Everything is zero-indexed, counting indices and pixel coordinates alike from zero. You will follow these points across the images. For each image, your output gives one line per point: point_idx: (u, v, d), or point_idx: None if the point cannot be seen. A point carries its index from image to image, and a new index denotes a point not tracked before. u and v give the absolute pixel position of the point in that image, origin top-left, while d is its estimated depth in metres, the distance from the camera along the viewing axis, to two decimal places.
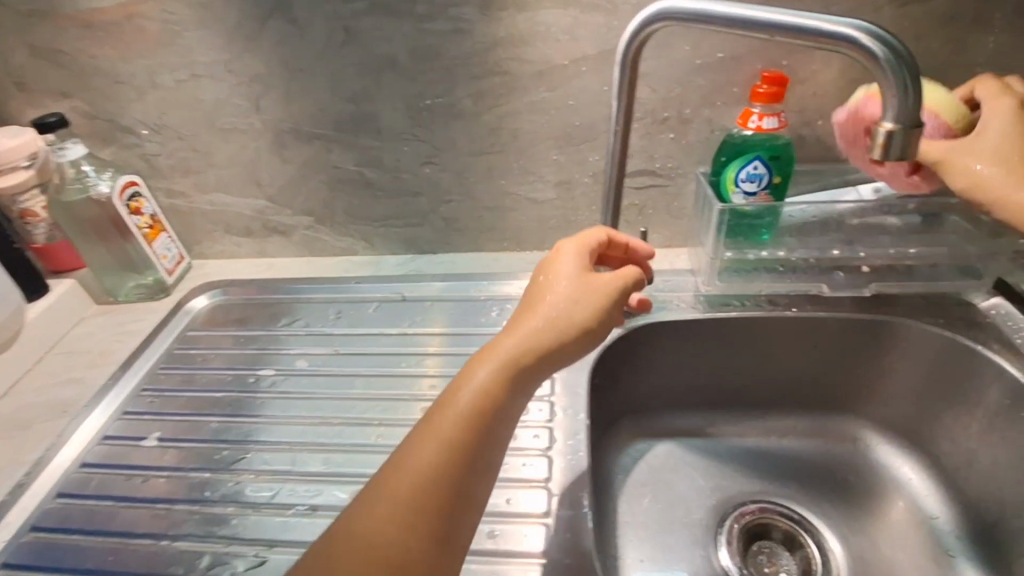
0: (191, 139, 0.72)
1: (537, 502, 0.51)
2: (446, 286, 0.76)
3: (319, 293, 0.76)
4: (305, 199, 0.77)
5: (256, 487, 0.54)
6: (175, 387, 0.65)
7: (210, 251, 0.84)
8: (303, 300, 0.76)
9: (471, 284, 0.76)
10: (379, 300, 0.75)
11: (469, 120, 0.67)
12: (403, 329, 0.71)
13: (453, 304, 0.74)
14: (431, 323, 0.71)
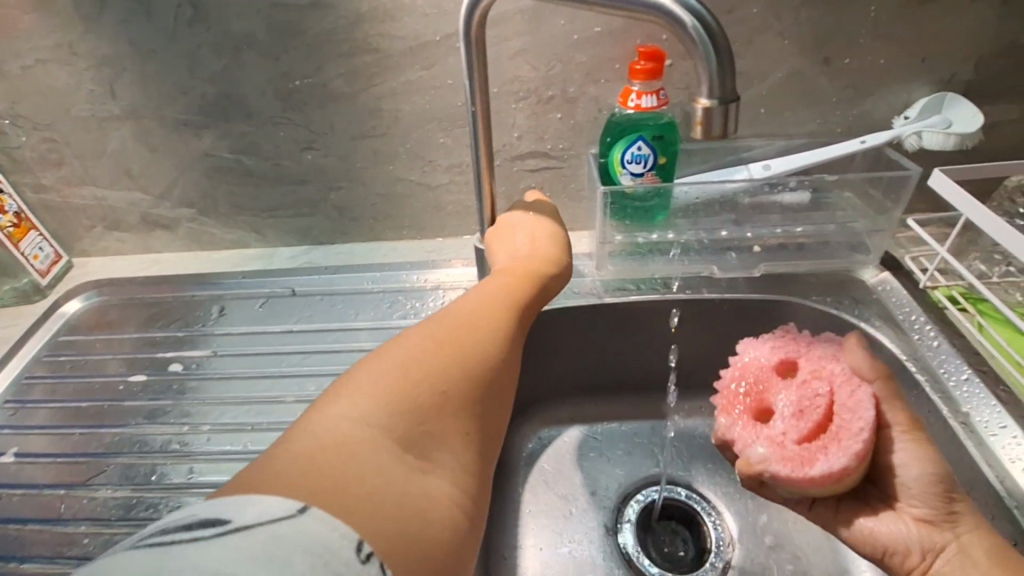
0: (48, 129, 0.67)
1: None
2: (341, 278, 0.72)
3: (205, 291, 0.72)
4: (184, 191, 0.72)
5: (113, 502, 0.51)
6: (41, 397, 0.61)
7: (92, 248, 0.78)
8: (187, 299, 0.72)
9: (367, 275, 0.73)
10: (267, 295, 0.71)
11: (345, 102, 0.63)
12: (289, 326, 0.67)
13: (346, 298, 0.71)
14: (323, 319, 0.68)
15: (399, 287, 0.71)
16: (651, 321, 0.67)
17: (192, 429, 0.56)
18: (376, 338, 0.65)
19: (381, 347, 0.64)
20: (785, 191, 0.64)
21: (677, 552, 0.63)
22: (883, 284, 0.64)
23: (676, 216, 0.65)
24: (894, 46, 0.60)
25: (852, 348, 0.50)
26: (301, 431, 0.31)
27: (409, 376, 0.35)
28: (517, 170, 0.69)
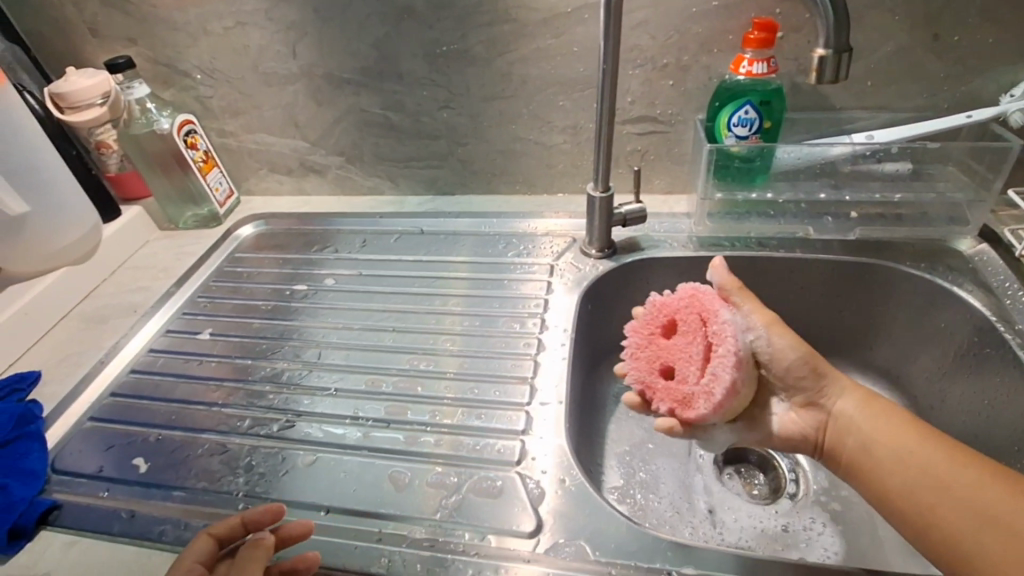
0: (238, 83, 0.82)
1: (517, 392, 0.58)
2: (462, 223, 0.83)
3: (348, 227, 0.85)
4: (337, 140, 0.85)
5: (287, 373, 0.63)
6: (223, 295, 0.76)
7: (257, 187, 0.94)
8: (334, 232, 0.85)
9: (482, 220, 0.83)
10: (399, 233, 0.83)
11: (482, 66, 0.73)
12: (418, 257, 0.79)
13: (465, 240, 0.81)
14: (442, 254, 0.79)
15: (509, 232, 0.81)
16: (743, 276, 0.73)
17: (343, 327, 0.69)
18: (476, 270, 0.75)
19: (489, 279, 0.74)
20: (886, 161, 0.67)
21: (753, 493, 0.67)
22: (980, 255, 0.66)
23: (774, 178, 0.70)
24: (1011, 24, 0.62)
25: (745, 307, 0.49)
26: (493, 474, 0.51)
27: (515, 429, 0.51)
28: (625, 133, 0.76)
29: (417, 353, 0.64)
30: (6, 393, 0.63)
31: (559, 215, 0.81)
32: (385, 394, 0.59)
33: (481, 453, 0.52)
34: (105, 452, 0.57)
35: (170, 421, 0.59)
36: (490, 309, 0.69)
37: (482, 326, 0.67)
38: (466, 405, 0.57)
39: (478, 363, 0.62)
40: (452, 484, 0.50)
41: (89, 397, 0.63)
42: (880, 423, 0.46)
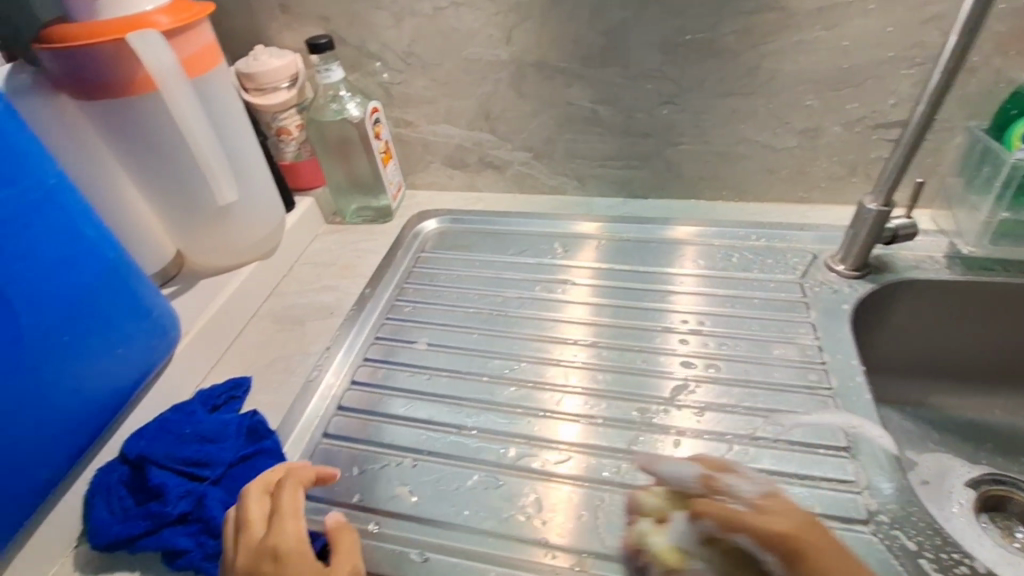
0: (434, 68, 0.75)
1: (650, 413, 0.56)
2: (633, 227, 0.77)
3: (521, 226, 0.80)
4: (530, 135, 0.78)
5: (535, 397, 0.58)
6: (424, 299, 0.70)
7: (424, 181, 0.88)
8: (510, 232, 0.79)
9: (658, 228, 0.76)
10: (579, 236, 0.78)
11: (726, 59, 0.66)
12: (600, 265, 0.73)
13: (657, 246, 0.75)
14: (557, 256, 0.75)
15: (672, 239, 0.75)
16: (1010, 304, 0.65)
17: (568, 343, 0.64)
18: (607, 276, 0.72)
19: (629, 288, 0.70)
20: None
21: None
22: None
23: None
24: None
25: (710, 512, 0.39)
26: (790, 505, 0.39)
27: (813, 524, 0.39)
28: (874, 139, 0.68)
29: (539, 360, 0.62)
30: (223, 403, 0.58)
31: (687, 220, 0.77)
32: (509, 406, 0.58)
33: (597, 475, 0.51)
34: (358, 477, 0.53)
35: (421, 445, 0.55)
36: (624, 321, 0.66)
37: (653, 341, 0.63)
38: (607, 424, 0.55)
39: (619, 379, 0.60)
40: (579, 509, 0.49)
41: (312, 412, 0.58)
42: (840, 553, 0.36)
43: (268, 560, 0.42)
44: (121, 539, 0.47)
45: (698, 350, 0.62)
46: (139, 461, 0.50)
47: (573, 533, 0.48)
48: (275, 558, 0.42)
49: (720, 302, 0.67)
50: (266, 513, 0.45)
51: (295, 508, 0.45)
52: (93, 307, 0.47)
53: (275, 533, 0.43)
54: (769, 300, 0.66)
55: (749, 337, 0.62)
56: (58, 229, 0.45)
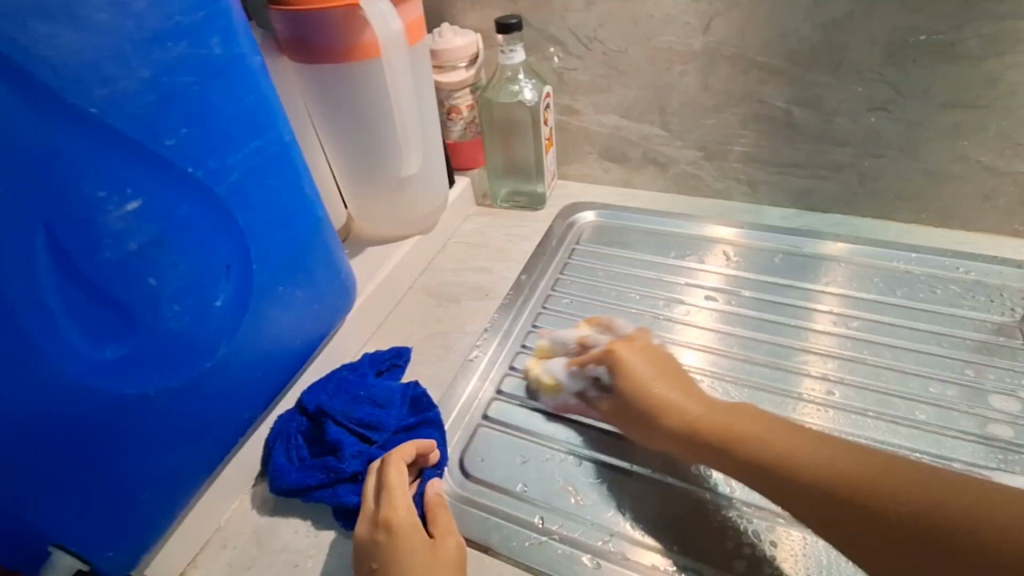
0: (616, 56, 0.72)
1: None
2: (781, 239, 0.71)
3: (653, 226, 0.76)
4: (707, 133, 0.74)
5: None
6: (581, 293, 0.67)
7: (578, 172, 0.85)
8: (649, 232, 0.76)
9: (810, 241, 0.70)
10: (711, 241, 0.73)
11: (964, 65, 0.59)
12: (738, 274, 0.68)
13: (811, 262, 0.68)
14: (686, 258, 0.71)
15: (823, 255, 0.69)
16: None
17: (740, 359, 0.58)
18: (745, 286, 0.67)
19: (772, 302, 0.64)
20: None
21: None
22: None
23: None
24: None
25: (622, 352, 0.51)
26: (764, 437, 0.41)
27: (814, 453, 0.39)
28: None
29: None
30: (386, 370, 0.58)
31: (835, 236, 0.70)
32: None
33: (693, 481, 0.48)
34: (521, 467, 0.50)
35: (586, 442, 0.51)
36: (751, 332, 0.61)
37: (814, 364, 0.57)
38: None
39: (752, 397, 0.54)
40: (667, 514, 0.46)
41: (470, 393, 0.56)
42: (745, 416, 0.43)
43: (381, 532, 0.42)
44: (298, 487, 0.48)
45: (825, 370, 0.56)
46: (318, 414, 0.51)
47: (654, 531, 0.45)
48: (387, 530, 0.42)
49: (872, 328, 0.60)
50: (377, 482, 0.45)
51: (403, 484, 0.45)
52: (301, 261, 0.49)
53: (387, 507, 0.43)
54: (922, 332, 0.59)
55: (961, 382, 0.54)
56: (285, 183, 0.46)
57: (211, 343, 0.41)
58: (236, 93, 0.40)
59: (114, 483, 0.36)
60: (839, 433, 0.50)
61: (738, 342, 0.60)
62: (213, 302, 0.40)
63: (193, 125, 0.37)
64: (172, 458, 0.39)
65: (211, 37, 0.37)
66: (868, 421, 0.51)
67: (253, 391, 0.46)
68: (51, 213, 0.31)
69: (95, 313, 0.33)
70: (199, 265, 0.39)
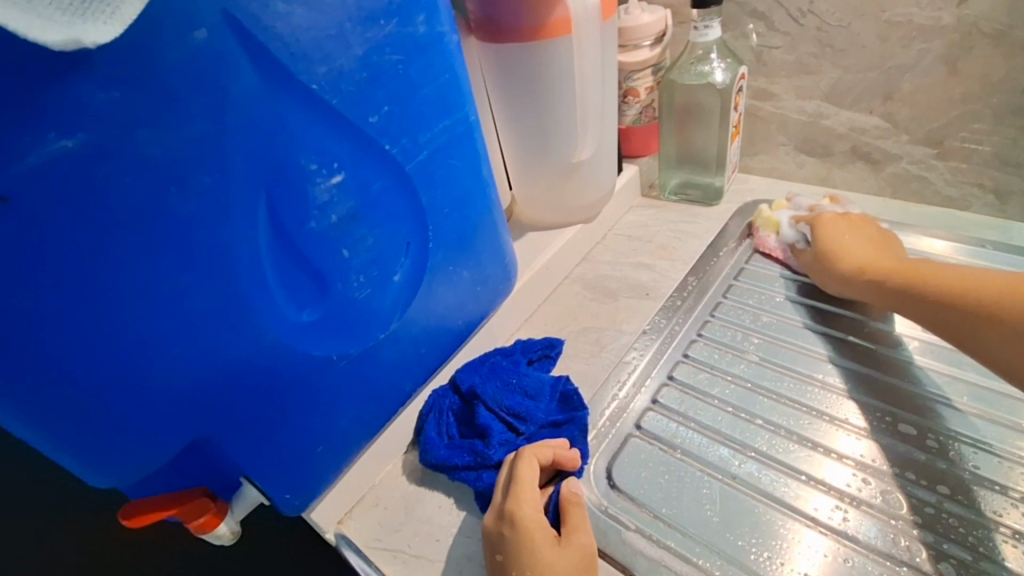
0: (834, 32, 0.61)
1: (987, 503, 0.41)
2: (1021, 262, 0.56)
3: None
4: (946, 126, 0.60)
5: (914, 468, 0.43)
6: (757, 303, 0.59)
7: (764, 166, 0.75)
8: None
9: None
10: (925, 257, 0.60)
11: None
12: None
13: None
14: None
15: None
16: None
17: (966, 413, 0.46)
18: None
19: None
20: None
21: None
22: None
23: None
24: None
25: (828, 220, 0.60)
26: (888, 265, 0.52)
27: (919, 272, 0.49)
28: None
29: (826, 385, 0.50)
30: (538, 359, 0.57)
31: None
32: (791, 433, 0.47)
33: (878, 547, 0.40)
34: (673, 490, 0.45)
35: (752, 476, 0.45)
36: (962, 373, 0.49)
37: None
38: (894, 479, 0.43)
39: (972, 457, 0.44)
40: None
41: (624, 398, 0.53)
42: (887, 258, 0.53)
43: (505, 525, 0.39)
44: (445, 464, 0.49)
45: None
46: (470, 395, 0.52)
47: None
48: (510, 524, 0.39)
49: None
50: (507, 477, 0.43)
51: (533, 482, 0.42)
52: (471, 243, 0.49)
53: (512, 501, 0.40)
54: None
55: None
56: (467, 166, 0.45)
57: (387, 316, 0.42)
58: (433, 72, 0.40)
59: (297, 432, 0.40)
60: None
61: (956, 388, 0.48)
62: (393, 277, 0.42)
63: (395, 103, 0.38)
64: (344, 418, 0.42)
65: (418, 15, 0.37)
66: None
67: (416, 365, 0.47)
68: (272, 181, 0.33)
69: (297, 278, 0.36)
70: (385, 241, 0.40)
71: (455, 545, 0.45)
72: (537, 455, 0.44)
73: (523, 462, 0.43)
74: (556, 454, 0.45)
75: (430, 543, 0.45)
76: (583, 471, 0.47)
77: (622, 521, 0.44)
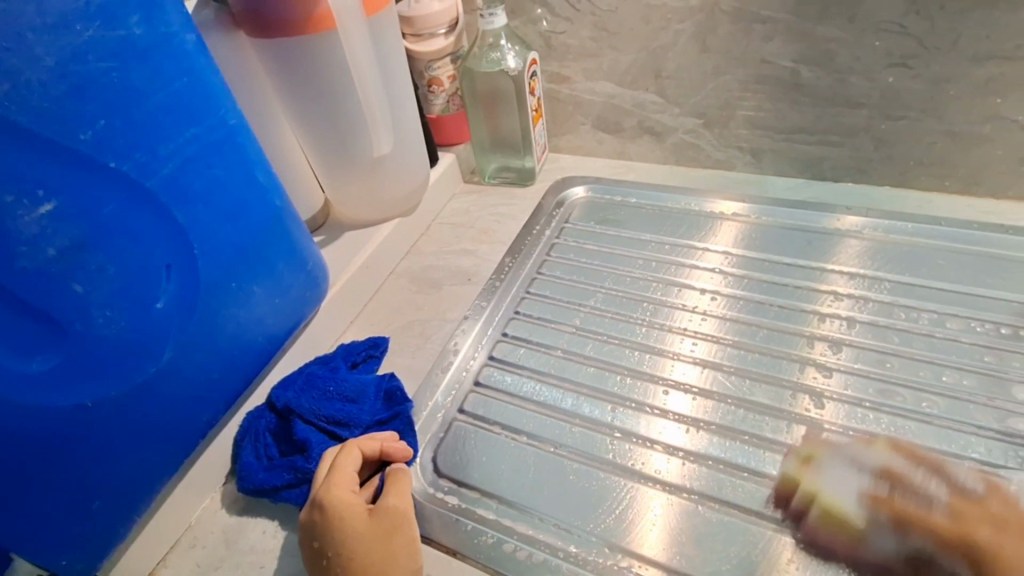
0: (606, 15, 0.66)
1: (764, 426, 0.48)
2: (785, 213, 0.66)
3: (659, 202, 0.71)
4: (705, 98, 0.68)
5: (713, 408, 0.50)
6: (567, 275, 0.64)
7: (571, 144, 0.80)
8: (650, 207, 0.71)
9: (813, 213, 0.65)
10: (713, 216, 0.68)
11: (997, 13, 0.51)
12: (737, 252, 0.63)
13: (818, 238, 0.63)
14: (685, 236, 0.66)
15: (834, 229, 0.63)
16: None
17: (728, 345, 0.54)
18: (743, 266, 0.62)
19: (775, 284, 0.59)
20: None
21: None
22: None
23: None
24: None
25: None
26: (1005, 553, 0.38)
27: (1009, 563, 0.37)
28: None
29: (645, 348, 0.55)
30: (362, 361, 0.56)
31: (844, 207, 0.65)
32: (613, 395, 0.52)
33: (686, 486, 0.45)
34: (490, 464, 0.48)
35: (560, 437, 0.49)
36: (748, 317, 0.57)
37: (823, 355, 0.52)
38: (715, 429, 0.48)
39: (741, 386, 0.51)
40: (677, 528, 0.43)
41: (448, 384, 0.54)
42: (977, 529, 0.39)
43: (315, 512, 0.39)
44: (264, 487, 0.46)
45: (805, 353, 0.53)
46: (286, 412, 0.49)
47: (676, 551, 0.42)
48: (320, 511, 0.39)
49: (877, 309, 0.55)
50: (324, 477, 0.41)
51: (347, 468, 0.42)
52: (260, 256, 0.47)
53: (324, 488, 0.40)
54: (926, 312, 0.54)
55: (986, 373, 0.49)
56: (235, 173, 0.43)
57: (156, 348, 0.39)
58: (163, 76, 0.37)
59: (58, 491, 0.36)
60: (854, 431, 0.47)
61: (740, 331, 0.56)
62: (155, 305, 0.38)
63: (114, 116, 0.35)
64: (122, 467, 0.38)
65: (129, 16, 0.35)
66: (866, 416, 0.48)
67: (213, 391, 0.44)
68: None
69: (14, 323, 0.32)
70: (134, 266, 0.36)
71: (281, 567, 0.44)
72: (354, 447, 0.43)
73: (343, 455, 0.43)
74: (374, 442, 0.44)
75: (254, 572, 0.44)
76: (411, 464, 0.48)
77: (447, 504, 0.45)
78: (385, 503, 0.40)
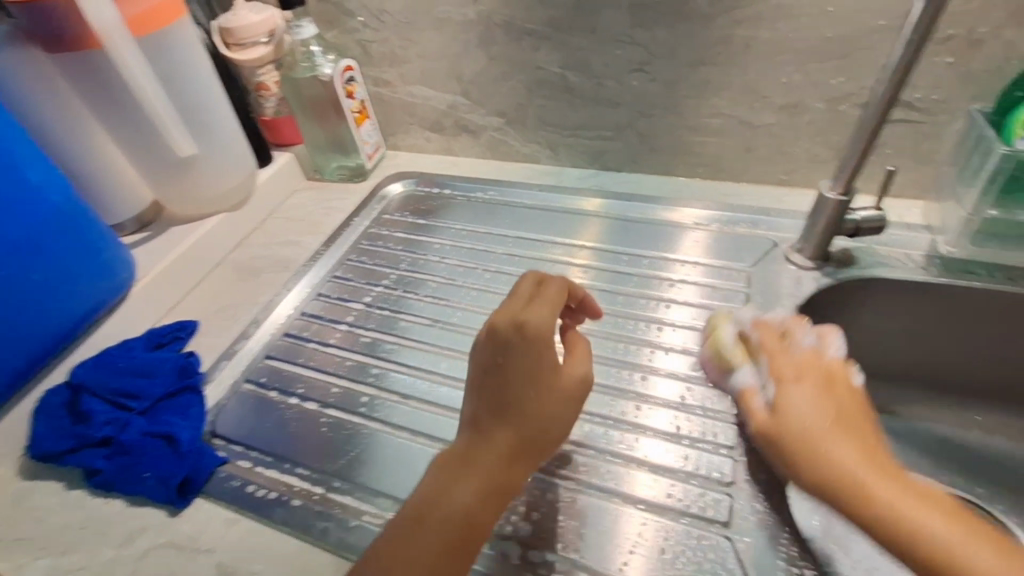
0: (406, 26, 0.74)
1: (620, 408, 0.53)
2: (630, 207, 0.73)
3: (528, 200, 0.77)
4: (501, 100, 0.76)
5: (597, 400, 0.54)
6: (374, 261, 0.71)
7: (404, 142, 0.88)
8: (520, 206, 0.76)
9: (633, 205, 0.73)
10: (582, 213, 0.74)
11: (699, 25, 0.61)
12: (592, 246, 0.69)
13: (650, 228, 0.70)
14: (563, 234, 0.71)
15: (676, 224, 0.70)
16: (1007, 315, 0.58)
17: (494, 315, 0.63)
18: (604, 260, 0.68)
19: (603, 271, 0.66)
20: None
21: None
22: None
23: None
24: None
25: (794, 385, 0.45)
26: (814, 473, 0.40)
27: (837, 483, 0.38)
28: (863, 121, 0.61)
29: None
30: (168, 341, 0.62)
31: (687, 201, 0.71)
32: None
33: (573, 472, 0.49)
34: (259, 424, 0.55)
35: (327, 396, 0.56)
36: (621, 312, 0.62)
37: (638, 332, 0.60)
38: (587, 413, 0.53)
39: None
40: (538, 500, 0.47)
41: (243, 359, 0.61)
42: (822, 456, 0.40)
43: (515, 333, 0.42)
44: (50, 453, 0.52)
45: None
46: (76, 388, 0.55)
47: (530, 519, 0.46)
48: (520, 331, 0.42)
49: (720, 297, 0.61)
50: (530, 296, 0.46)
51: (557, 296, 0.46)
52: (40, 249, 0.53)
53: (525, 312, 0.44)
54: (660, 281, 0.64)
55: None
56: None
57: None
58: None
59: None
60: (702, 410, 0.52)
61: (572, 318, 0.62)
62: None
63: None
64: None
65: None
66: None
67: None
68: None
69: None
70: None
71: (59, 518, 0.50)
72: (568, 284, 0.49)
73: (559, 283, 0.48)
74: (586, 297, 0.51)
75: (33, 524, 0.49)
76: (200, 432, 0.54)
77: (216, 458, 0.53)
78: (568, 364, 0.44)
